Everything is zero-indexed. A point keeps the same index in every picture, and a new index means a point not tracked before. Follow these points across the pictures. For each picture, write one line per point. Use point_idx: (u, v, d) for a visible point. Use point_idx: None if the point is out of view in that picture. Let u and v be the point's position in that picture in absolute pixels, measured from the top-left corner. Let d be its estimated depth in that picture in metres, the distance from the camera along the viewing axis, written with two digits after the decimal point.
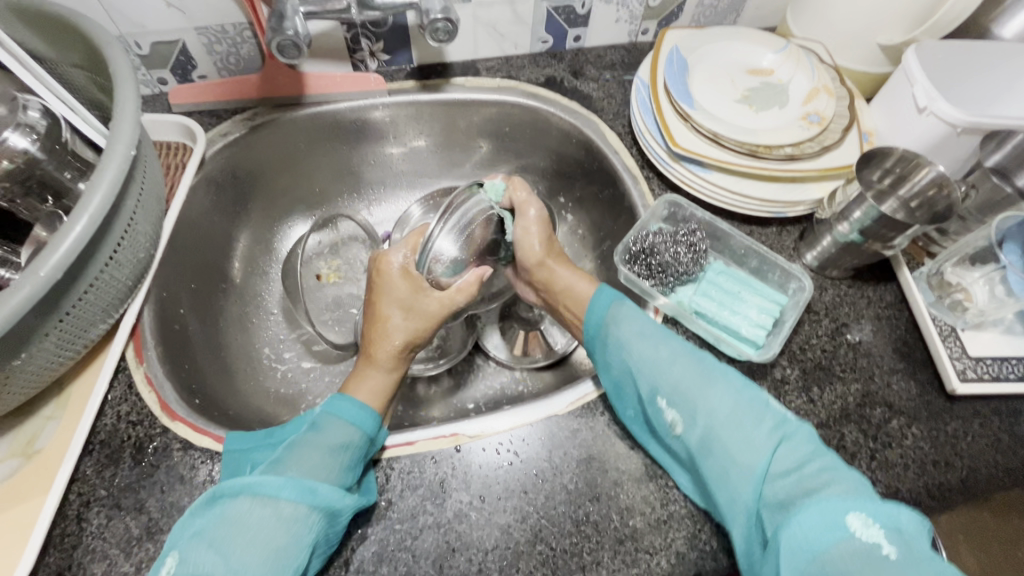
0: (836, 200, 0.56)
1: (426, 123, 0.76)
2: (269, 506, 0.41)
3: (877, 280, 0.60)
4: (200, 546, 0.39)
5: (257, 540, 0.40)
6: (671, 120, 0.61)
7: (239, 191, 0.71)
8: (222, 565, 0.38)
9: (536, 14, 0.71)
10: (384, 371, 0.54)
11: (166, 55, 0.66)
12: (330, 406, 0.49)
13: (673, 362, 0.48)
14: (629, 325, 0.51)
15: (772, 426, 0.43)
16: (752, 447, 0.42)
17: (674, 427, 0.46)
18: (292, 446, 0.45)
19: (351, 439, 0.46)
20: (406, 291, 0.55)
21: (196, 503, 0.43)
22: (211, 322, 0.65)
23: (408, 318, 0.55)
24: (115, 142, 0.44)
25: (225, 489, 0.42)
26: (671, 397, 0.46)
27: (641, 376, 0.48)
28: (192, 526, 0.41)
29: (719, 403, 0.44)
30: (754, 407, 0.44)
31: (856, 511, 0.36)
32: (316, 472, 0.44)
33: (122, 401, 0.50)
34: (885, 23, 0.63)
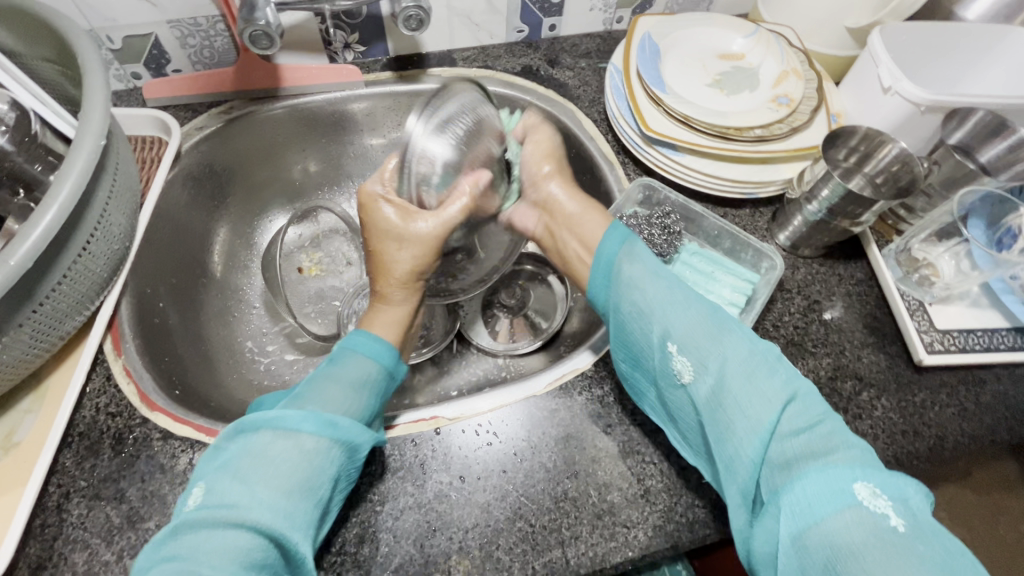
0: (806, 178, 0.57)
1: (405, 114, 0.76)
2: (291, 440, 0.40)
3: (847, 258, 0.61)
4: (223, 480, 0.37)
5: (283, 472, 0.38)
6: (643, 105, 0.62)
7: (217, 186, 0.71)
8: (247, 496, 0.37)
9: (510, 3, 0.72)
10: (401, 301, 0.51)
11: (139, 50, 0.66)
12: (349, 342, 0.48)
13: (685, 308, 0.45)
14: (639, 277, 0.48)
15: (786, 379, 0.40)
16: (764, 399, 0.39)
17: (681, 376, 0.43)
18: (313, 380, 0.45)
19: (373, 374, 0.46)
20: (400, 218, 0.49)
21: (220, 436, 0.41)
22: (191, 316, 0.65)
23: (407, 249, 0.49)
24: (84, 132, 0.44)
25: (247, 423, 0.40)
26: (686, 343, 0.43)
27: (657, 319, 0.45)
28: (215, 461, 0.40)
29: (733, 355, 0.41)
30: (769, 360, 0.41)
31: (862, 479, 0.33)
32: (341, 404, 0.43)
33: (100, 393, 0.50)
34: (850, 7, 0.65)
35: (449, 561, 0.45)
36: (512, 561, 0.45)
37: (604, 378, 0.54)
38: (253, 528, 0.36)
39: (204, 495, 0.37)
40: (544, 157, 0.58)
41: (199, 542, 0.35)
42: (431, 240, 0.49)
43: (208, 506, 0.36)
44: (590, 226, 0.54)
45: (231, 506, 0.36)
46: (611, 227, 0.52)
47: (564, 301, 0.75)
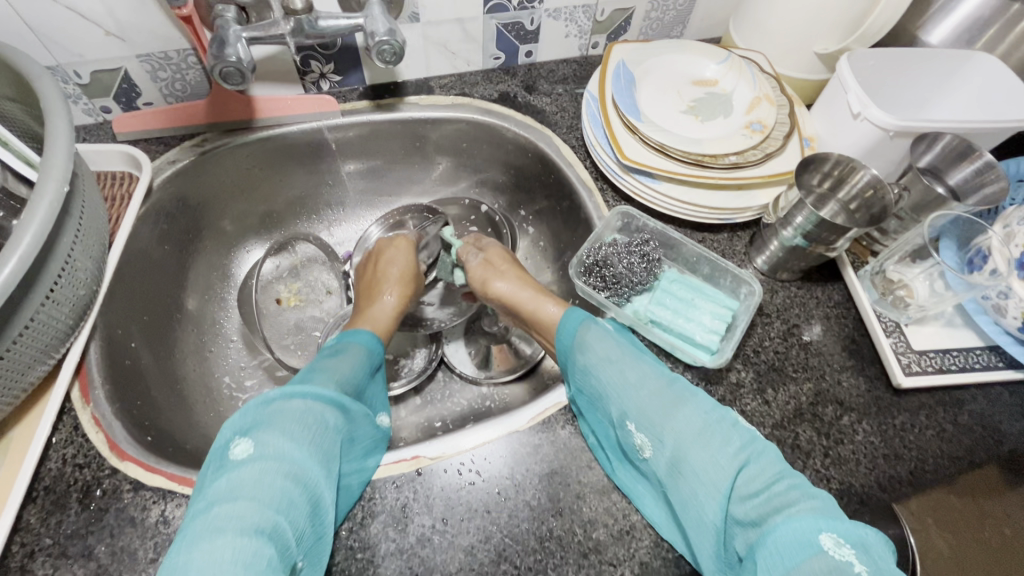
0: (781, 205, 0.58)
1: (382, 143, 0.76)
2: (321, 409, 0.44)
3: (825, 281, 0.62)
4: (269, 433, 0.40)
5: (316, 436, 0.42)
6: (620, 133, 0.62)
7: (191, 219, 0.70)
8: (297, 449, 0.40)
9: (486, 32, 0.72)
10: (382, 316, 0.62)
11: (108, 84, 0.64)
12: (344, 336, 0.54)
13: (642, 386, 0.46)
14: (598, 348, 0.49)
15: (740, 444, 0.41)
16: (719, 465, 0.40)
17: (642, 450, 0.45)
18: (319, 364, 0.50)
19: (371, 359, 0.53)
20: (404, 261, 0.68)
21: (247, 405, 0.43)
22: (165, 354, 0.64)
23: (394, 283, 0.65)
24: (46, 177, 0.43)
25: (275, 392, 0.44)
26: (644, 422, 0.44)
27: (614, 397, 0.47)
28: (246, 419, 0.41)
29: (687, 423, 0.43)
30: (722, 426, 0.42)
31: (827, 531, 0.35)
32: (351, 382, 0.49)
33: (67, 443, 0.48)
34: (819, 34, 0.66)
35: None
36: None
37: None
38: (302, 480, 0.39)
39: (254, 446, 0.39)
40: (483, 264, 0.66)
41: (259, 485, 0.37)
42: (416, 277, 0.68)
43: (266, 455, 0.39)
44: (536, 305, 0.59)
45: (285, 459, 0.39)
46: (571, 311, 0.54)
47: None
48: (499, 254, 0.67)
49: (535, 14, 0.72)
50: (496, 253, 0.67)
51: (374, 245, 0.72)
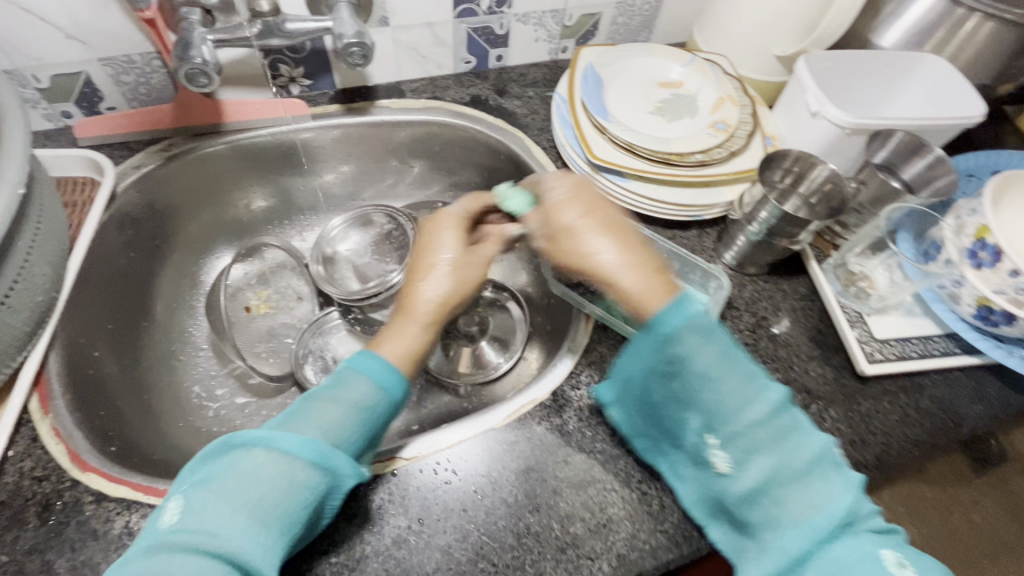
0: (746, 202, 0.60)
1: (354, 147, 0.76)
2: (285, 464, 0.40)
3: (791, 274, 0.64)
4: (203, 497, 0.38)
5: (264, 500, 0.38)
6: (589, 134, 0.63)
7: (158, 226, 0.68)
8: (229, 522, 0.37)
9: (456, 36, 0.73)
10: (419, 329, 0.50)
11: (69, 88, 0.63)
12: (356, 363, 0.47)
13: (739, 403, 0.40)
14: (704, 355, 0.39)
15: (834, 481, 0.39)
16: (812, 501, 0.38)
17: (719, 466, 0.42)
18: (314, 398, 0.44)
19: (372, 401, 0.45)
20: (456, 248, 0.53)
21: (209, 447, 0.42)
22: (131, 363, 0.62)
23: (434, 279, 0.51)
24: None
25: (236, 441, 0.41)
26: (726, 436, 0.40)
27: (699, 408, 0.41)
28: (200, 472, 0.40)
29: (786, 452, 0.39)
30: (819, 459, 0.40)
31: (890, 550, 0.37)
32: (338, 432, 0.42)
33: (25, 456, 0.46)
34: (777, 37, 0.69)
35: None
36: None
37: (561, 407, 0.53)
38: (229, 557, 0.36)
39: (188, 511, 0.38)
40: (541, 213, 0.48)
41: (174, 563, 0.35)
42: (471, 266, 0.53)
43: (188, 528, 0.37)
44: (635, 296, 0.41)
45: (209, 533, 0.36)
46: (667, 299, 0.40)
47: (519, 325, 0.76)
48: (581, 188, 0.47)
49: (504, 18, 0.73)
50: (575, 187, 0.47)
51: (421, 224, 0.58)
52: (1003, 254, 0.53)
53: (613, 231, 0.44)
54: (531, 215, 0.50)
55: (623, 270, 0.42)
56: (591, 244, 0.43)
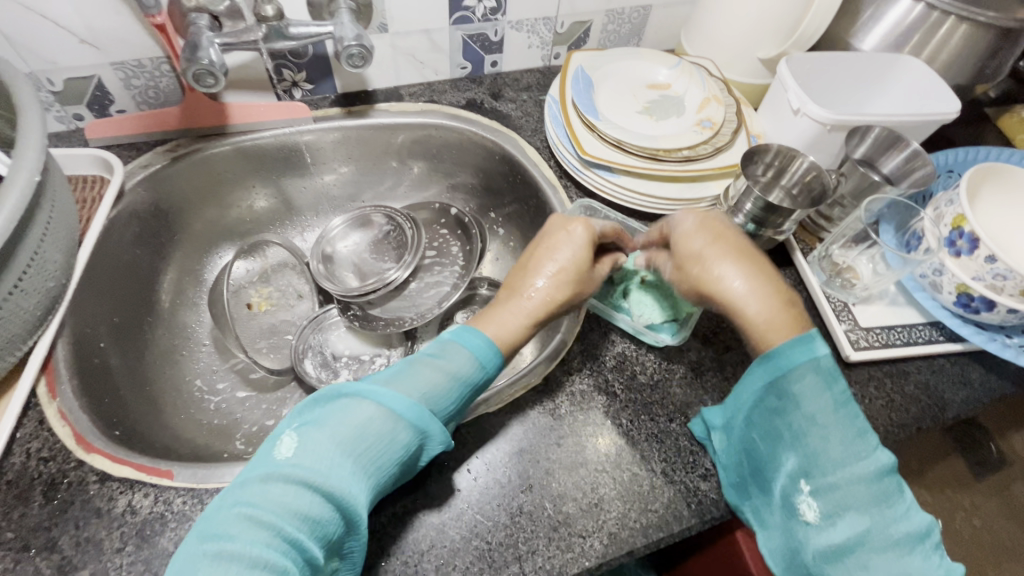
0: (731, 195, 0.61)
1: (354, 150, 0.78)
2: (388, 422, 0.43)
3: (777, 265, 0.66)
4: (315, 434, 0.41)
5: (366, 448, 0.41)
6: (580, 132, 0.66)
7: (164, 224, 0.70)
8: (338, 467, 0.40)
9: (452, 42, 0.76)
10: (525, 320, 0.51)
11: (81, 91, 0.66)
12: (458, 335, 0.49)
13: (839, 454, 0.42)
14: (812, 398, 0.43)
15: (921, 543, 0.41)
16: (899, 561, 0.40)
17: (803, 513, 0.43)
18: (416, 362, 0.47)
19: (472, 377, 0.47)
20: (583, 248, 0.53)
21: (321, 393, 0.45)
22: (135, 355, 0.63)
23: (559, 280, 0.52)
24: (17, 168, 0.44)
25: (348, 391, 0.44)
26: (821, 485, 0.42)
27: (794, 448, 0.44)
28: (310, 413, 0.43)
29: (879, 509, 0.41)
30: (912, 524, 0.41)
31: None
32: (435, 399, 0.45)
33: (32, 438, 0.48)
34: (759, 41, 0.72)
35: None
36: None
37: (554, 392, 0.55)
38: (334, 498, 0.39)
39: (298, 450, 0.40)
40: (698, 231, 0.51)
41: (286, 495, 0.38)
42: (588, 276, 0.54)
43: (301, 464, 0.39)
44: (766, 324, 0.45)
45: (320, 473, 0.39)
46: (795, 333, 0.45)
47: None
48: (717, 218, 0.52)
49: (498, 25, 0.76)
50: (710, 218, 0.51)
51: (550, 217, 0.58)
52: (979, 242, 0.55)
53: (745, 257, 0.48)
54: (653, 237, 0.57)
55: (751, 297, 0.46)
56: (719, 270, 0.48)
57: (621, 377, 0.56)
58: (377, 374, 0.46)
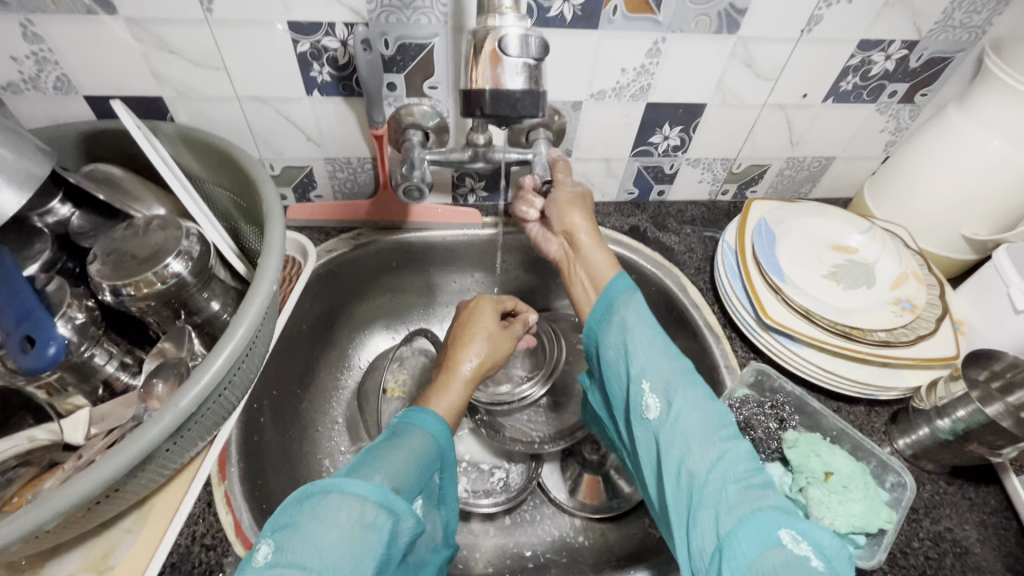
0: (937, 392, 0.55)
1: (511, 256, 0.80)
2: (356, 506, 0.38)
3: (977, 480, 0.57)
4: (295, 536, 0.36)
5: (354, 548, 0.36)
6: (762, 291, 0.63)
7: (333, 302, 0.75)
8: (317, 560, 0.34)
9: (627, 170, 0.77)
10: (463, 385, 0.58)
11: (293, 176, 0.73)
12: (405, 418, 0.51)
13: (655, 362, 0.50)
14: (636, 315, 0.54)
15: (729, 434, 0.44)
16: (706, 438, 0.43)
17: (648, 411, 0.48)
18: (376, 451, 0.46)
19: (427, 449, 0.49)
20: (494, 324, 0.65)
21: (286, 503, 0.40)
22: (285, 430, 0.66)
23: (477, 345, 0.61)
24: (262, 275, 0.48)
25: (315, 486, 0.40)
26: (656, 380, 0.49)
27: (637, 358, 0.51)
28: (279, 520, 0.38)
29: (688, 396, 0.47)
30: (722, 414, 0.46)
31: (786, 528, 0.36)
32: (402, 478, 0.44)
33: (198, 519, 0.49)
34: (967, 218, 0.68)
35: None
36: None
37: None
38: None
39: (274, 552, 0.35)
40: (568, 202, 0.67)
41: None
42: (501, 343, 0.64)
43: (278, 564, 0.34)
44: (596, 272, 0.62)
45: (299, 568, 0.34)
46: (617, 276, 0.59)
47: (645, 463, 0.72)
48: (579, 197, 0.68)
49: (676, 161, 0.77)
50: (575, 201, 0.67)
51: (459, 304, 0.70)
52: None
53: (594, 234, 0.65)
54: (504, 300, 0.72)
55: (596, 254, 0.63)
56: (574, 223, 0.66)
57: None
58: (339, 472, 0.43)
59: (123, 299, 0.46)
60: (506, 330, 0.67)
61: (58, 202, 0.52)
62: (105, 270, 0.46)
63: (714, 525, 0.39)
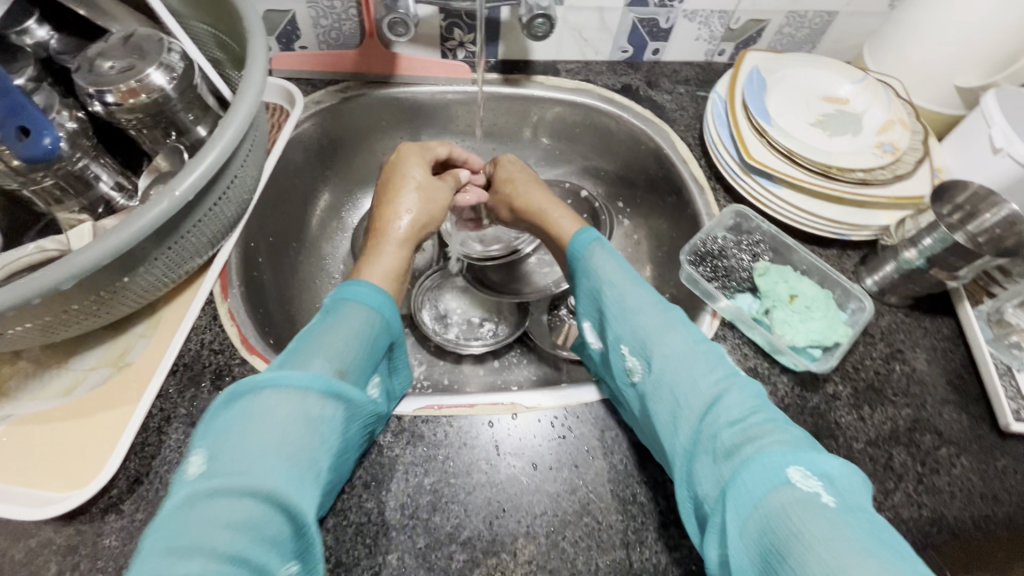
0: (904, 228, 0.58)
1: (501, 116, 0.80)
2: (297, 401, 0.37)
3: (934, 313, 0.61)
4: (231, 440, 0.34)
5: (301, 445, 0.36)
6: (747, 134, 0.64)
7: (323, 158, 0.75)
8: (263, 463, 0.34)
9: (622, 24, 0.75)
10: (396, 246, 0.56)
11: (276, 24, 0.70)
12: (339, 293, 0.46)
13: (639, 312, 0.48)
14: (610, 270, 0.52)
15: (722, 376, 0.42)
16: (698, 389, 0.42)
17: (633, 373, 0.47)
18: (309, 335, 0.42)
19: (372, 325, 0.45)
20: (422, 174, 0.61)
21: (215, 403, 0.38)
22: (283, 275, 0.69)
23: (405, 198, 0.59)
24: (245, 91, 0.47)
25: (243, 386, 0.37)
26: (633, 340, 0.47)
27: (613, 319, 0.49)
28: (213, 422, 0.36)
29: (673, 346, 0.44)
30: (710, 354, 0.44)
31: (795, 464, 0.35)
32: (344, 360, 0.41)
33: (206, 329, 0.53)
34: (963, 67, 0.67)
35: (515, 543, 0.45)
36: (576, 554, 0.45)
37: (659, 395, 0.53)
38: (265, 494, 0.33)
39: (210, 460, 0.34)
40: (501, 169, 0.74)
41: (212, 514, 0.31)
42: (434, 197, 0.61)
43: (219, 471, 0.33)
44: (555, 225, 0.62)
45: (242, 473, 0.33)
46: (579, 233, 0.57)
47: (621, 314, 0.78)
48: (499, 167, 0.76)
49: (672, 13, 0.74)
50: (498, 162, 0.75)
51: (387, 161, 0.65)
52: None
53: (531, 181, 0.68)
54: (439, 146, 0.67)
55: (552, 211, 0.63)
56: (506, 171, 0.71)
57: None
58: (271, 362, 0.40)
59: (111, 109, 0.47)
60: (436, 179, 0.64)
61: (34, 23, 0.51)
62: (89, 79, 0.46)
63: (718, 468, 0.38)
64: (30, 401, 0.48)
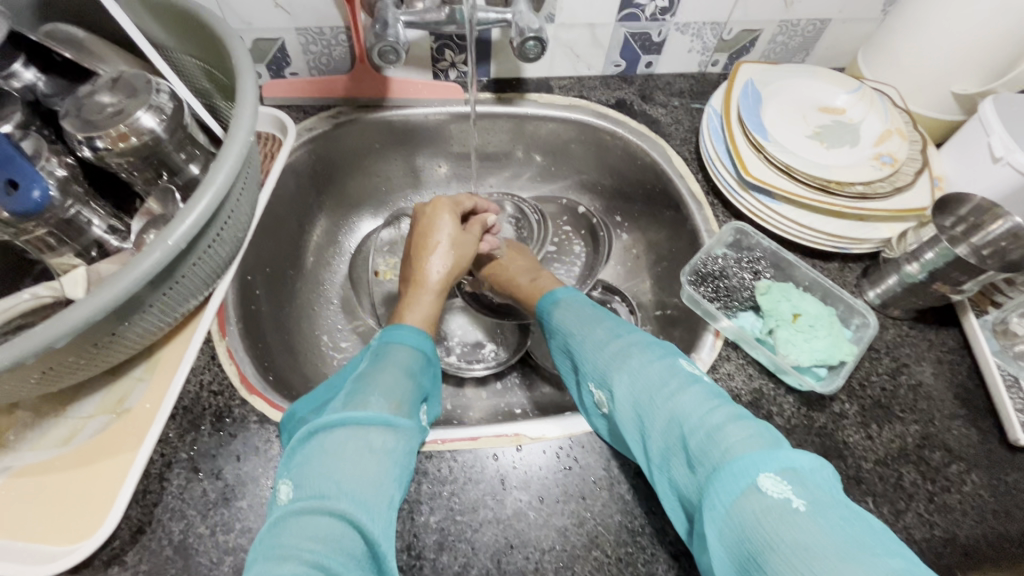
0: (906, 241, 0.57)
1: (496, 135, 0.79)
2: (362, 436, 0.39)
3: (939, 324, 0.60)
4: (309, 471, 0.36)
5: (374, 476, 0.37)
6: (744, 149, 0.63)
7: (318, 184, 0.75)
8: (338, 487, 0.35)
9: (614, 39, 0.74)
10: (432, 295, 0.59)
11: (265, 51, 0.70)
12: (385, 337, 0.49)
13: (602, 348, 0.49)
14: (572, 320, 0.54)
15: (681, 384, 0.42)
16: (660, 403, 0.42)
17: (606, 404, 0.47)
18: (362, 376, 0.44)
19: (416, 362, 0.47)
20: (453, 228, 0.64)
21: (291, 446, 0.40)
22: (282, 305, 0.68)
23: (441, 253, 0.62)
24: (237, 129, 0.46)
25: (314, 427, 0.39)
26: (599, 375, 0.48)
27: (581, 360, 0.51)
28: (292, 460, 0.39)
29: (633, 369, 0.45)
30: (669, 366, 0.44)
31: (766, 470, 0.33)
32: (398, 393, 0.43)
33: (205, 369, 0.53)
34: (959, 73, 0.66)
35: None
36: None
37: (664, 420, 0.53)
38: (343, 515, 0.34)
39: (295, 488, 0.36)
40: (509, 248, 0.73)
41: (302, 532, 0.33)
42: (465, 248, 0.64)
43: (304, 496, 0.35)
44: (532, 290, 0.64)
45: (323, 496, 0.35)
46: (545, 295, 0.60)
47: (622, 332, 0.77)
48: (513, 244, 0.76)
49: (664, 26, 0.73)
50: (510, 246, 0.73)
51: (415, 211, 0.67)
52: None
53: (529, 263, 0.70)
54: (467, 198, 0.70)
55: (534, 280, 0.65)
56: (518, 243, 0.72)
57: (756, 415, 0.54)
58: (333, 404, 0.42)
59: (101, 153, 0.47)
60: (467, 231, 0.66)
61: (21, 65, 0.51)
62: (77, 125, 0.46)
63: (692, 476, 0.37)
64: (27, 451, 0.47)
